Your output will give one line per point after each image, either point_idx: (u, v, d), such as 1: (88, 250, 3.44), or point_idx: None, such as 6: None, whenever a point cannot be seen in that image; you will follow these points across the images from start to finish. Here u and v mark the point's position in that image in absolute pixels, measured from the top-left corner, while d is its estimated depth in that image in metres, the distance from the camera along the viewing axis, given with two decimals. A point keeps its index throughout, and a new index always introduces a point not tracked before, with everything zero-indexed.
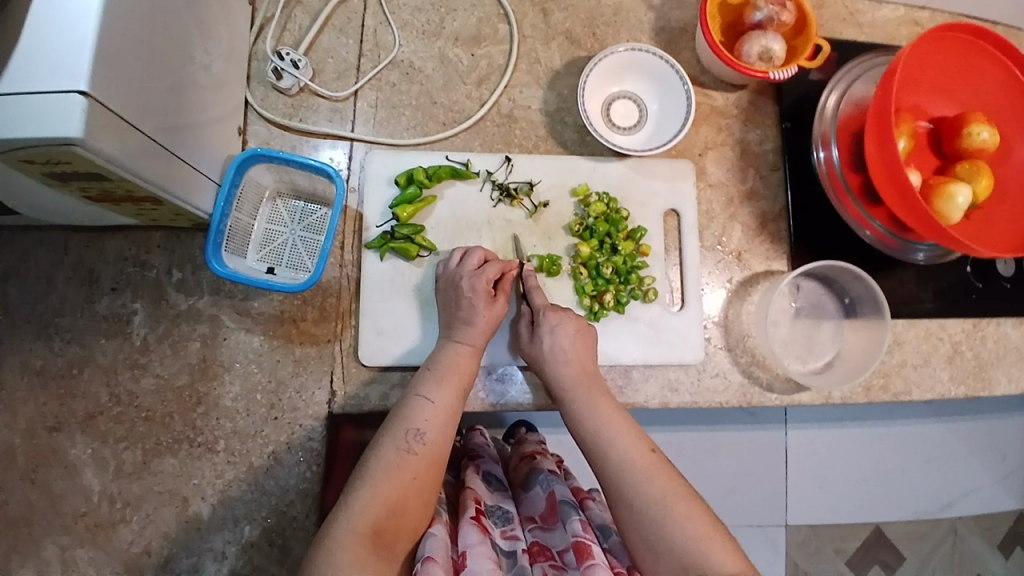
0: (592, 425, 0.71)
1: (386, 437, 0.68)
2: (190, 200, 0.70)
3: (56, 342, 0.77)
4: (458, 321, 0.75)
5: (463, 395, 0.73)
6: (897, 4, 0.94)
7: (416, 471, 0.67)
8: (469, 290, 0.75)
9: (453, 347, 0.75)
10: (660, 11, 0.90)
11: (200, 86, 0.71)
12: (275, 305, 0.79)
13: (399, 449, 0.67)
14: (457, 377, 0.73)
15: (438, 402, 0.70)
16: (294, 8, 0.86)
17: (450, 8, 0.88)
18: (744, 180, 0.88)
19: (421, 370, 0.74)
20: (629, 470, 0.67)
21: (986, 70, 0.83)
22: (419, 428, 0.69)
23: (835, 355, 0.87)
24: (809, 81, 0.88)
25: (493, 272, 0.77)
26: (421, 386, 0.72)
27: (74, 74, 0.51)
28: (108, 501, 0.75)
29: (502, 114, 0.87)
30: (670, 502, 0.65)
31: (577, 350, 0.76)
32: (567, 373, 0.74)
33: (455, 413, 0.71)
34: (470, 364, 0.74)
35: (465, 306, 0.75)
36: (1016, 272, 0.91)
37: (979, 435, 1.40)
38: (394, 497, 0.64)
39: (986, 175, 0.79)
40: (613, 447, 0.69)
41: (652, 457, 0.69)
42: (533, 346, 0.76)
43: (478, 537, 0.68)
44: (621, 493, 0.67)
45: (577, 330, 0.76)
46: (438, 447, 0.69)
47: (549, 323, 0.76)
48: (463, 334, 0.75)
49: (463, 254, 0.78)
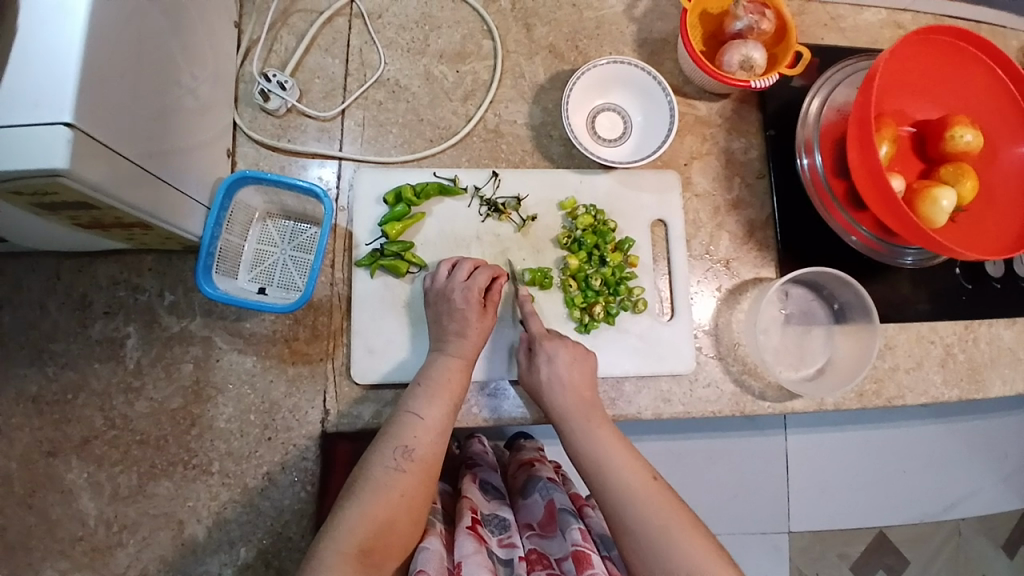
0: (592, 454, 0.71)
1: (376, 454, 0.68)
2: (178, 224, 0.71)
3: (51, 367, 0.78)
4: (452, 332, 0.76)
5: (454, 410, 0.73)
6: (879, 10, 0.95)
7: (405, 490, 0.67)
8: (462, 302, 0.76)
9: (443, 361, 0.75)
10: (642, 23, 0.91)
11: (187, 109, 0.72)
12: (267, 326, 0.80)
13: (389, 468, 0.67)
14: (448, 393, 0.73)
15: (428, 418, 0.71)
16: (280, 31, 0.87)
17: (433, 26, 0.89)
18: (730, 188, 0.89)
19: (412, 386, 0.74)
20: (630, 492, 0.68)
21: (969, 72, 0.83)
22: (407, 445, 0.69)
23: (827, 361, 0.87)
24: (792, 88, 0.89)
25: (484, 281, 0.77)
26: (410, 402, 0.72)
27: (57, 106, 0.51)
28: (104, 525, 0.75)
29: (488, 129, 0.88)
30: (666, 515, 0.66)
31: (576, 378, 0.76)
32: (564, 401, 0.75)
33: (445, 428, 0.71)
34: (462, 380, 0.74)
35: (459, 318, 0.76)
36: (1006, 273, 0.91)
37: (978, 433, 1.40)
38: (382, 516, 0.64)
39: (970, 177, 0.79)
40: (613, 475, 0.69)
41: (653, 483, 0.69)
42: (532, 375, 0.76)
43: (474, 547, 0.68)
44: (624, 518, 0.66)
45: (575, 357, 0.77)
46: (429, 463, 0.69)
47: (545, 351, 0.76)
48: (455, 347, 0.75)
49: (452, 266, 0.78)
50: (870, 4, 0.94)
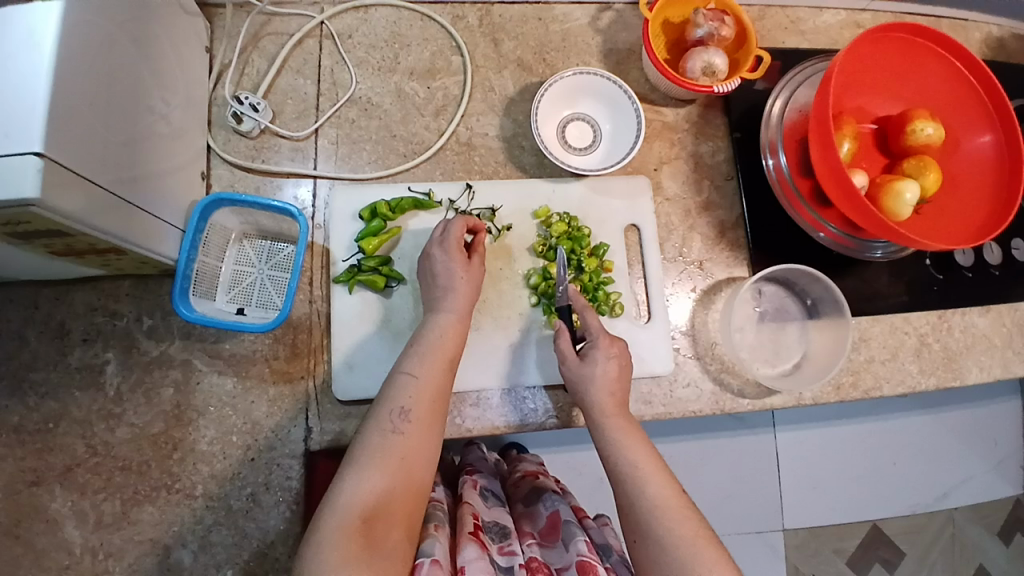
0: (628, 457, 0.70)
1: (373, 420, 0.67)
2: (153, 249, 0.71)
3: (31, 397, 0.78)
4: (439, 287, 0.76)
5: (449, 371, 0.72)
6: (838, 11, 0.98)
7: (405, 452, 0.65)
8: (441, 253, 0.77)
9: (438, 320, 0.75)
10: (607, 34, 0.93)
11: (159, 134, 0.73)
12: (246, 346, 0.80)
13: (385, 431, 0.66)
14: (441, 353, 0.72)
15: (421, 377, 0.70)
16: (251, 54, 0.88)
17: (403, 44, 0.90)
18: (700, 191, 0.91)
19: (407, 349, 0.73)
20: (661, 508, 0.65)
21: (927, 66, 0.86)
22: (403, 406, 0.67)
23: (802, 357, 0.88)
24: (756, 91, 0.91)
25: (457, 231, 0.78)
26: (403, 365, 0.71)
27: (26, 137, 0.52)
28: (89, 554, 0.75)
29: (460, 143, 0.89)
30: (700, 547, 0.62)
31: (619, 382, 0.75)
32: (606, 400, 0.74)
33: (440, 388, 0.70)
34: (455, 335, 0.74)
35: (442, 271, 0.77)
36: (976, 262, 0.93)
37: (965, 422, 1.41)
38: (381, 484, 0.62)
39: (932, 169, 0.81)
40: (646, 481, 0.68)
41: (681, 499, 0.67)
42: (582, 368, 0.75)
43: (478, 553, 0.68)
44: (651, 532, 0.64)
45: (620, 363, 0.76)
46: (427, 422, 0.68)
47: (603, 351, 0.76)
48: (442, 300, 0.76)
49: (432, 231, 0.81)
50: (828, 7, 0.97)
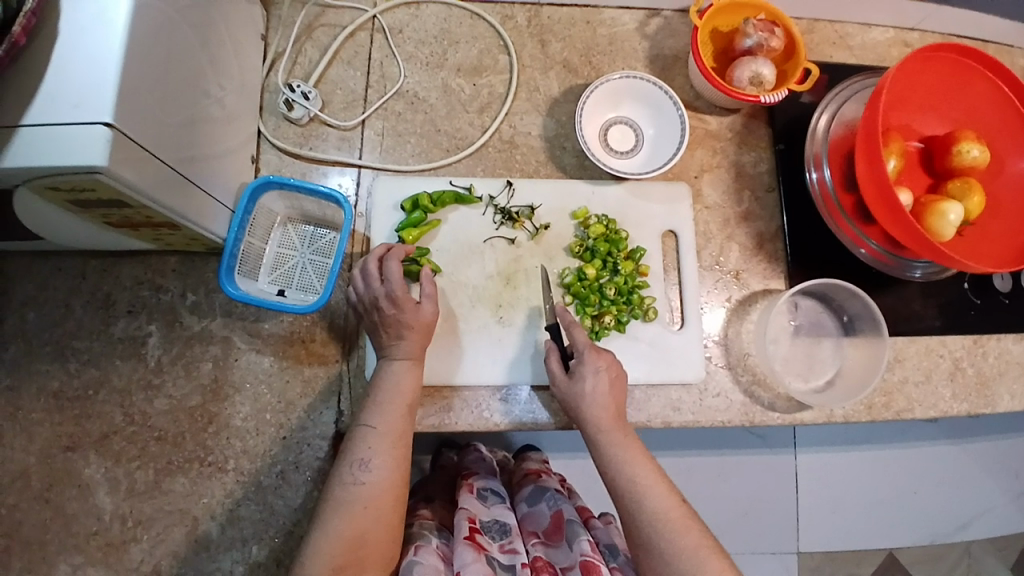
0: (626, 471, 0.71)
1: (336, 473, 0.69)
2: (204, 225, 0.73)
3: (73, 364, 0.80)
4: (391, 336, 0.75)
5: (410, 414, 0.72)
6: (886, 29, 0.97)
7: (367, 501, 0.66)
8: (389, 305, 0.74)
9: (392, 367, 0.74)
10: (654, 40, 0.94)
11: (214, 117, 0.75)
12: (285, 327, 0.82)
13: (346, 484, 0.67)
14: (399, 399, 0.72)
15: (382, 426, 0.70)
16: (304, 44, 0.90)
17: (452, 41, 0.92)
18: (740, 201, 0.91)
19: (366, 399, 0.73)
20: (662, 521, 0.67)
21: (974, 88, 0.85)
22: (363, 458, 0.68)
23: (836, 372, 0.88)
24: (801, 104, 0.91)
25: (398, 274, 0.75)
26: (365, 415, 0.72)
27: (97, 108, 0.54)
28: (119, 520, 0.77)
29: (503, 140, 0.90)
30: (703, 557, 0.64)
31: (613, 393, 0.76)
32: (601, 415, 0.74)
33: (400, 434, 0.71)
34: (413, 379, 0.74)
35: (393, 321, 0.74)
36: (1014, 288, 0.91)
37: (991, 453, 1.38)
38: (350, 532, 0.64)
39: (978, 192, 0.80)
40: (646, 494, 0.69)
41: (682, 508, 0.68)
42: (572, 386, 0.75)
43: (473, 556, 0.68)
44: (654, 545, 0.66)
45: (611, 375, 0.76)
46: (387, 470, 0.68)
47: (591, 363, 0.76)
48: (395, 350, 0.75)
49: (365, 271, 0.77)
50: (877, 24, 0.97)
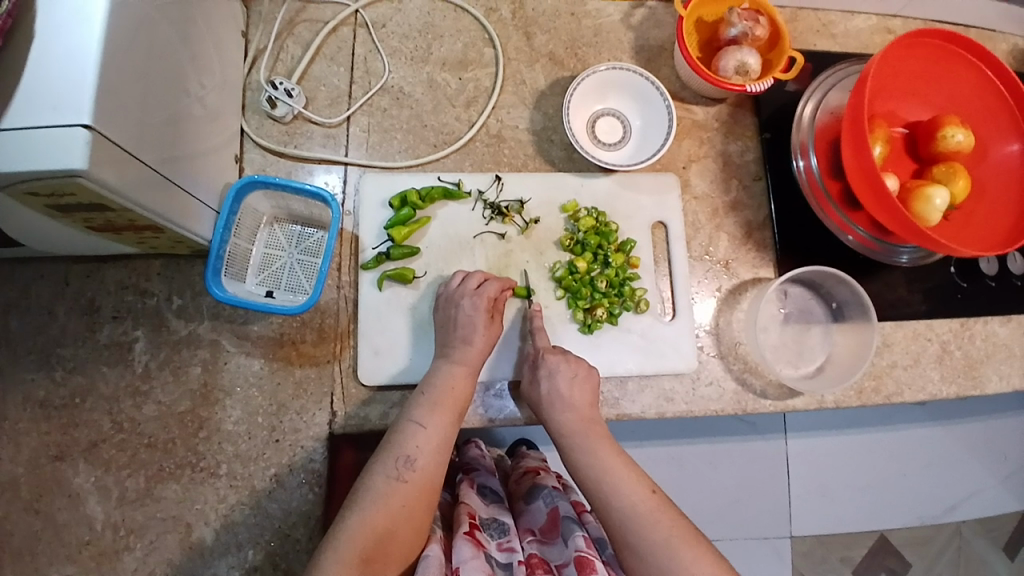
0: (594, 471, 0.71)
1: (378, 463, 0.69)
2: (188, 227, 0.72)
3: (58, 371, 0.78)
4: (458, 339, 0.76)
5: (457, 419, 0.73)
6: (869, 16, 0.97)
7: (407, 499, 0.67)
8: (470, 309, 0.77)
9: (455, 367, 0.75)
10: (639, 31, 0.93)
11: (196, 117, 0.73)
12: (274, 328, 0.81)
13: (390, 478, 0.67)
14: (451, 401, 0.73)
15: (430, 427, 0.71)
16: (286, 40, 0.88)
17: (436, 34, 0.91)
18: (728, 190, 0.91)
19: (416, 394, 0.74)
20: (631, 514, 0.67)
21: (957, 74, 0.86)
22: (409, 454, 0.69)
23: (825, 359, 0.89)
24: (787, 93, 0.92)
25: (495, 291, 0.79)
26: (414, 412, 0.72)
27: (76, 109, 0.53)
28: (111, 529, 0.76)
29: (491, 134, 0.89)
30: (676, 546, 0.65)
31: (576, 394, 0.76)
32: (564, 418, 0.75)
33: (447, 440, 0.71)
34: (466, 388, 0.75)
35: (465, 323, 0.76)
36: (999, 271, 0.92)
37: (976, 434, 1.40)
38: (383, 525, 0.64)
39: (963, 176, 0.81)
40: (613, 491, 0.69)
41: (654, 498, 0.69)
42: (531, 392, 0.77)
43: (472, 552, 0.68)
44: (625, 538, 0.67)
45: (576, 374, 0.77)
46: (430, 473, 0.69)
47: (546, 366, 0.77)
48: (461, 354, 0.76)
49: (464, 276, 0.80)
50: (860, 11, 0.97)
